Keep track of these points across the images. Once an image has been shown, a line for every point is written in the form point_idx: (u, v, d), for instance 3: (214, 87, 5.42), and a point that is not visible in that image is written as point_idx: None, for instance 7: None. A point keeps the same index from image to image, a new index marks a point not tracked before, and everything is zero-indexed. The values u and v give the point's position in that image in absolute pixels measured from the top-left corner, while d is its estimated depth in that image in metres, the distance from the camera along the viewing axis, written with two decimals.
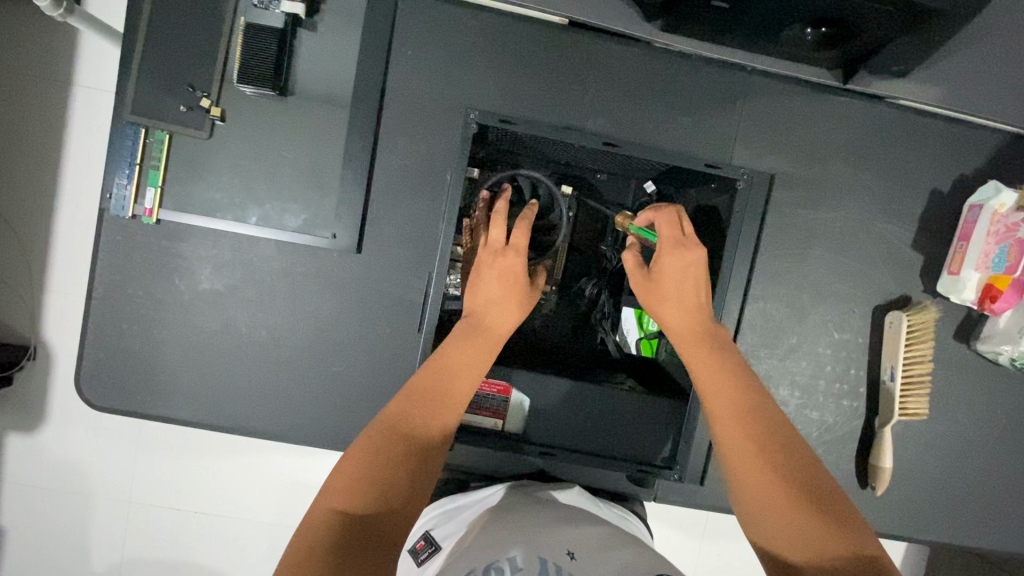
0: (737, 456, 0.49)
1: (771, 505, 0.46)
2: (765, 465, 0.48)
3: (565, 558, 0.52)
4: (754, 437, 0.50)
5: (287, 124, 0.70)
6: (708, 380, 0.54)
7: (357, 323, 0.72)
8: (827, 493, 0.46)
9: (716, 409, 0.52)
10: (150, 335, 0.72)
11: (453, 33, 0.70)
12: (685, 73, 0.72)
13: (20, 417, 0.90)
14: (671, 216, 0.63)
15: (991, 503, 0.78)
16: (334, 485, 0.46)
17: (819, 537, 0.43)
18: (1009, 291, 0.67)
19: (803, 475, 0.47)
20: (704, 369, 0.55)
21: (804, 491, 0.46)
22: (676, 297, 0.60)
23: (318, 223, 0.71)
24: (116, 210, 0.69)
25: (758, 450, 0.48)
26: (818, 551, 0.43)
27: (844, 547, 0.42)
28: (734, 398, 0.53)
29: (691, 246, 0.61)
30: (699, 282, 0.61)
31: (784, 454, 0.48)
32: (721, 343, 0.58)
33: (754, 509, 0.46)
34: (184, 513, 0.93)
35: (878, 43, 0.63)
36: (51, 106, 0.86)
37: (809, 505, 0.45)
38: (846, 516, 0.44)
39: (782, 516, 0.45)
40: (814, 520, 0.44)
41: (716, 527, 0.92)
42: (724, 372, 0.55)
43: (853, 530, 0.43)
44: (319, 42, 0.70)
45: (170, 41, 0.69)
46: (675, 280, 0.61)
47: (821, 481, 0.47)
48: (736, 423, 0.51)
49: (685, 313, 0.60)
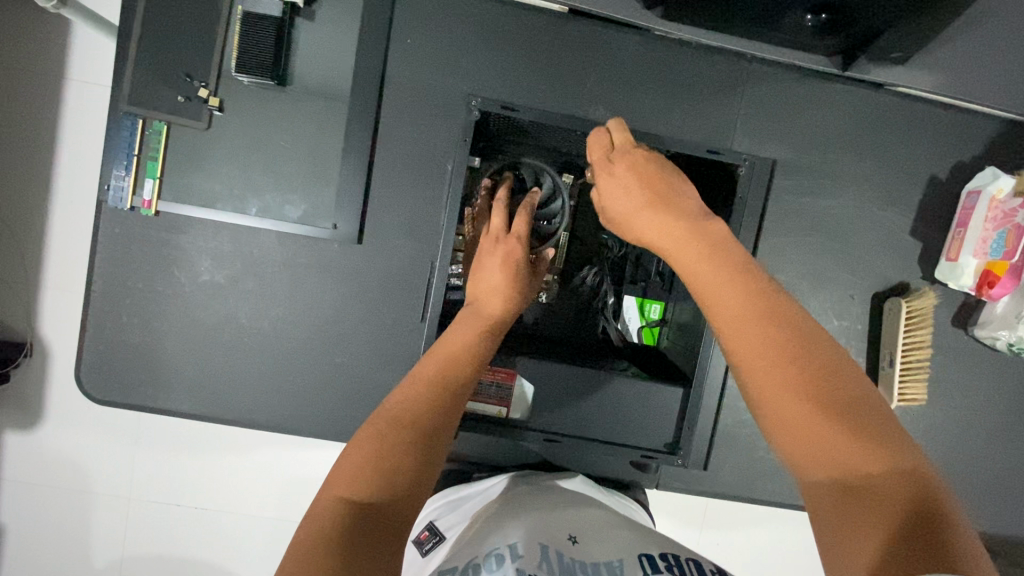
0: (750, 365, 0.43)
1: (791, 420, 0.40)
2: (784, 373, 0.41)
3: (567, 542, 0.52)
4: (769, 341, 0.43)
5: (286, 114, 0.70)
6: (704, 285, 0.47)
7: (359, 314, 0.72)
8: (854, 398, 0.40)
9: (718, 318, 0.45)
10: (150, 328, 0.71)
11: (452, 21, 0.70)
12: (686, 61, 0.72)
13: (18, 413, 0.90)
14: (600, 133, 0.60)
15: (990, 488, 0.79)
16: (341, 472, 0.46)
17: (847, 452, 0.38)
18: (1006, 277, 0.68)
19: (826, 378, 0.41)
20: (698, 274, 0.48)
21: (826, 399, 0.40)
22: (639, 204, 0.54)
23: (319, 214, 0.71)
24: (114, 202, 0.69)
25: (771, 355, 0.42)
26: (846, 468, 0.38)
27: (875, 462, 0.38)
28: (739, 299, 0.45)
29: (636, 155, 0.57)
30: (659, 183, 0.55)
31: (804, 356, 0.42)
32: (709, 241, 0.50)
33: (774, 426, 0.41)
34: (186, 508, 0.93)
35: (879, 29, 0.63)
36: (45, 101, 0.85)
37: (833, 416, 0.39)
38: (875, 423, 0.39)
39: (806, 431, 0.39)
40: (839, 432, 0.39)
41: (718, 516, 0.92)
42: (721, 271, 0.47)
43: (886, 440, 0.39)
44: (317, 30, 0.70)
45: (166, 30, 0.68)
46: (632, 187, 0.55)
47: (845, 383, 0.41)
48: (744, 328, 0.44)
49: (661, 219, 0.52)
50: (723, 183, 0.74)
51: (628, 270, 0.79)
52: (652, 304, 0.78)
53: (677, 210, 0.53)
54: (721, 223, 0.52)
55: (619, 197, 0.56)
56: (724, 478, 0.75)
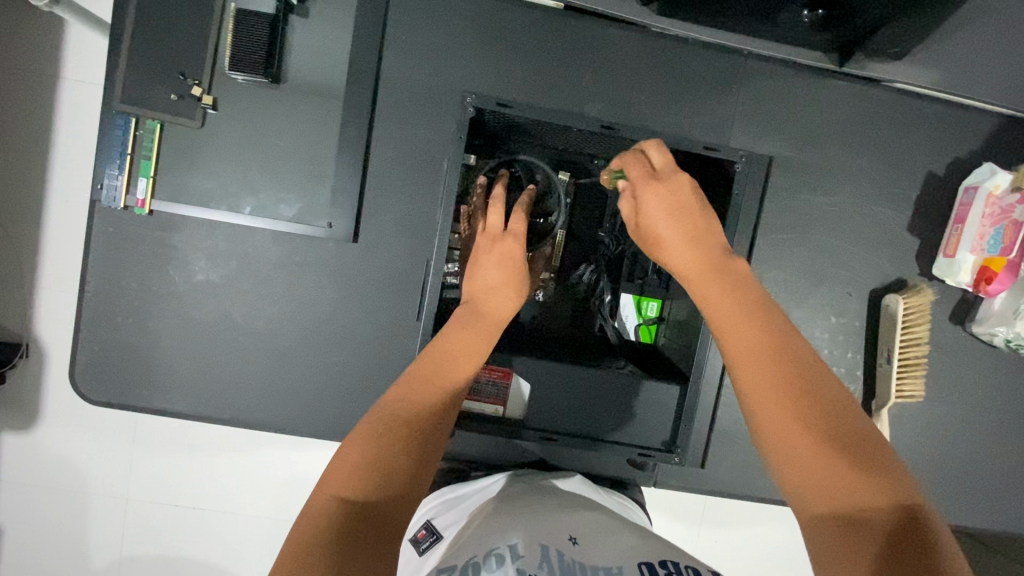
0: (759, 396, 0.43)
1: (795, 451, 0.40)
2: (792, 405, 0.42)
3: (567, 544, 0.52)
4: (779, 373, 0.43)
5: (281, 112, 0.70)
6: (720, 316, 0.47)
7: (355, 313, 0.71)
8: (859, 435, 0.40)
9: (729, 347, 0.46)
10: (145, 328, 0.71)
11: (447, 18, 0.69)
12: (683, 57, 0.72)
13: (13, 415, 0.89)
14: (636, 153, 0.58)
15: (987, 484, 0.78)
16: (335, 472, 0.45)
17: (851, 486, 0.38)
18: (1003, 273, 0.69)
19: (834, 414, 0.41)
20: (713, 302, 0.48)
21: (828, 432, 0.40)
22: (673, 231, 0.52)
23: (314, 212, 0.70)
24: (108, 202, 0.68)
25: (779, 387, 0.42)
26: (850, 503, 0.38)
27: (880, 499, 0.38)
28: (752, 331, 0.45)
29: (670, 176, 0.55)
30: (694, 209, 0.53)
31: (812, 390, 0.42)
32: (731, 274, 0.50)
33: (778, 456, 0.41)
34: (183, 508, 0.92)
35: (876, 24, 0.63)
36: (39, 100, 0.85)
37: (839, 451, 0.39)
38: (882, 461, 0.39)
39: (812, 463, 0.39)
40: (845, 466, 0.39)
41: (716, 514, 0.92)
42: (737, 302, 0.48)
43: (889, 478, 0.39)
44: (312, 28, 0.69)
45: (159, 28, 0.68)
46: (668, 210, 0.53)
47: (852, 420, 0.41)
48: (756, 361, 0.44)
49: (690, 248, 0.52)
50: (720, 180, 0.74)
51: (625, 268, 0.79)
52: (650, 302, 0.78)
53: (704, 240, 0.52)
54: (743, 260, 0.52)
55: (654, 217, 0.53)
56: (722, 476, 0.75)
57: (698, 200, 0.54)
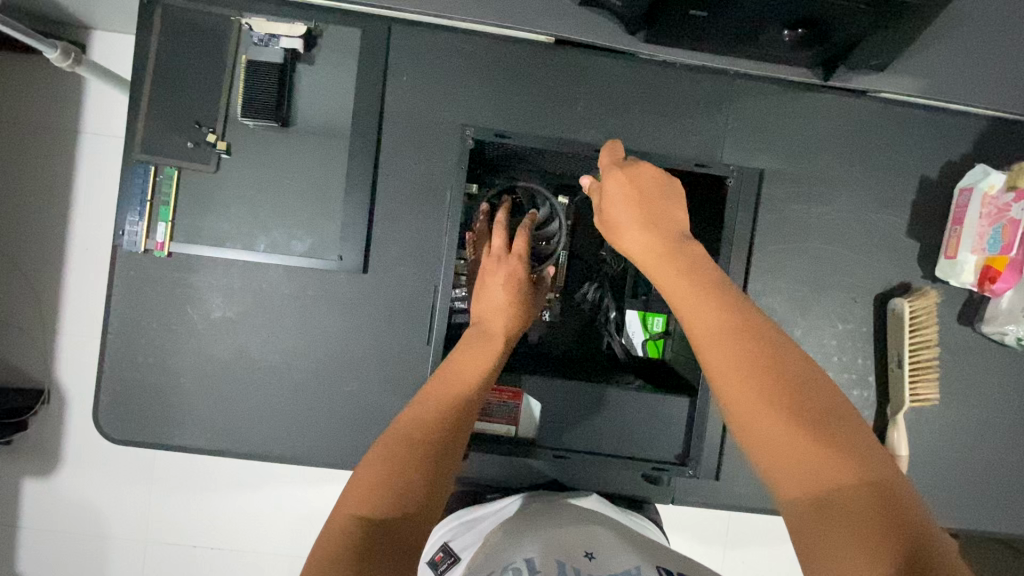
0: (727, 381, 0.44)
1: (766, 432, 0.42)
2: (759, 388, 0.43)
3: (583, 560, 0.51)
4: (748, 354, 0.45)
5: (290, 153, 0.73)
6: (689, 307, 0.50)
7: (367, 342, 0.73)
8: (827, 414, 0.42)
9: (699, 334, 0.48)
10: (164, 366, 0.73)
11: (444, 58, 0.73)
12: (672, 80, 0.75)
13: (35, 461, 0.91)
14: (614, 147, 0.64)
15: (1012, 487, 0.77)
16: (351, 493, 0.46)
17: (818, 463, 0.39)
18: (1007, 271, 0.68)
19: (801, 395, 0.42)
20: (680, 293, 0.51)
21: (796, 411, 0.42)
22: (635, 224, 0.58)
23: (324, 246, 0.73)
24: (129, 246, 0.71)
25: (745, 370, 0.44)
26: (818, 480, 0.39)
27: (847, 475, 0.39)
28: (718, 317, 0.48)
29: (636, 172, 0.61)
30: (656, 206, 0.59)
31: (779, 371, 0.44)
32: (695, 264, 0.53)
33: (750, 439, 0.42)
34: (202, 550, 0.93)
35: (853, 40, 0.65)
36: (61, 155, 0.89)
37: (805, 429, 0.41)
38: (847, 437, 0.40)
39: (778, 442, 0.41)
40: (813, 444, 0.40)
41: (740, 529, 0.91)
42: (705, 292, 0.50)
43: (856, 456, 0.40)
44: (317, 73, 0.73)
45: (175, 83, 0.72)
46: (629, 210, 0.59)
47: (822, 400, 0.42)
48: (727, 344, 0.46)
49: (653, 243, 0.56)
50: (712, 196, 0.76)
51: (628, 284, 0.80)
52: (655, 318, 0.77)
53: (669, 236, 0.56)
54: (702, 247, 0.56)
55: (614, 216, 0.59)
56: (738, 488, 0.74)
57: (661, 196, 0.60)
